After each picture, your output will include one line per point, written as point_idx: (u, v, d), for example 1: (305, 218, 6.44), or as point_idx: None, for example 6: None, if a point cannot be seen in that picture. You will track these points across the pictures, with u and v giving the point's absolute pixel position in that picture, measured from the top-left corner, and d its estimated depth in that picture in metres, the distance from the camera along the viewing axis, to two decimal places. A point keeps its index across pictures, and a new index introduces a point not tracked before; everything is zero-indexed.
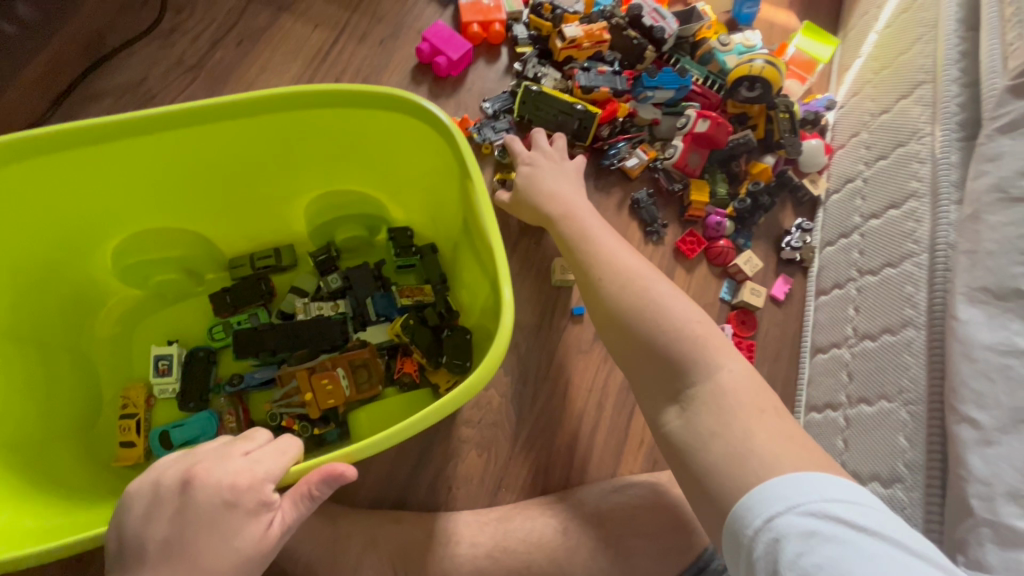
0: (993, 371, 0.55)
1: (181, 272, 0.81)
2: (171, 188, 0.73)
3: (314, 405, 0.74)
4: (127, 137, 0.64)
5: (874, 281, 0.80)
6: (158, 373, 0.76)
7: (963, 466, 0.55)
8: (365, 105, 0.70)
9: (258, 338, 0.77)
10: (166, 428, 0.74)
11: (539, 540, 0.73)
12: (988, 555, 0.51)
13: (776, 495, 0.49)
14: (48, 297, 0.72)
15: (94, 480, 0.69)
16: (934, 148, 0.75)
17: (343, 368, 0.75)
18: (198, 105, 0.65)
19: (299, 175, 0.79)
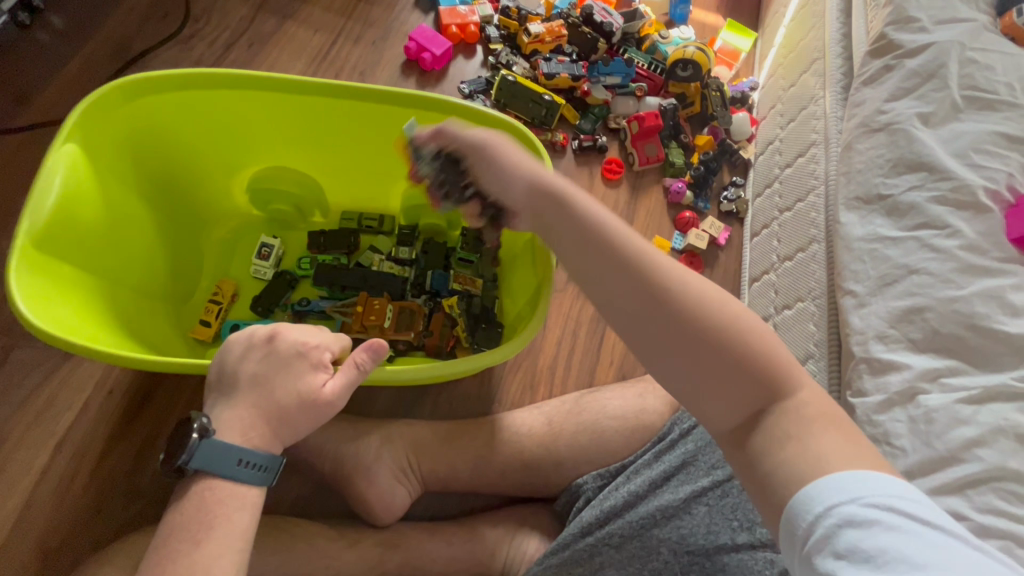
0: (865, 254, 0.73)
1: (293, 208, 0.95)
2: (294, 146, 0.88)
3: (357, 319, 0.83)
4: (286, 92, 0.80)
5: (789, 216, 0.98)
6: (259, 257, 0.92)
7: (848, 326, 0.72)
8: (482, 127, 0.82)
9: (334, 273, 0.89)
10: (238, 322, 0.88)
11: (528, 431, 0.83)
12: (866, 384, 0.68)
13: (838, 488, 0.46)
14: (183, 201, 0.88)
15: (173, 342, 0.83)
16: (826, 107, 0.95)
17: (394, 306, 0.85)
18: (345, 86, 0.79)
19: (406, 166, 0.91)
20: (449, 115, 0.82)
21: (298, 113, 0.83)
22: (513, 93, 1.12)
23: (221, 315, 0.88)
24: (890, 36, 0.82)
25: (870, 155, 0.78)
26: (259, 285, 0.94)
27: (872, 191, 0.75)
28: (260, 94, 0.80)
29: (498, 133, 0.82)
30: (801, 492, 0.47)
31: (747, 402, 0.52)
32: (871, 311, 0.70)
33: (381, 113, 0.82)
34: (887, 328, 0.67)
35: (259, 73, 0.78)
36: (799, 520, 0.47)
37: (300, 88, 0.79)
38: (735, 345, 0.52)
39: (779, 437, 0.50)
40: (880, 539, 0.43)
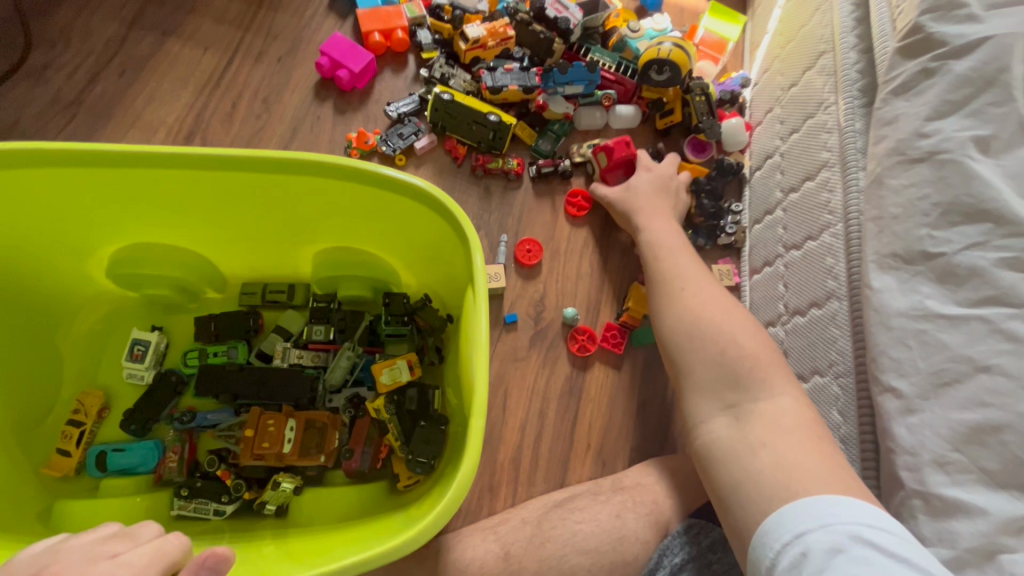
0: (909, 337, 0.54)
1: (173, 290, 0.75)
2: (159, 222, 0.68)
3: (247, 447, 0.64)
4: (121, 164, 0.59)
5: (798, 256, 0.79)
6: (131, 358, 0.72)
7: (890, 438, 0.54)
8: (392, 187, 0.62)
9: (223, 376, 0.70)
10: (105, 448, 0.69)
11: (480, 569, 0.65)
12: (921, 527, 0.50)
13: (807, 513, 0.49)
14: (18, 303, 0.68)
15: (17, 487, 0.64)
16: (839, 117, 0.75)
17: (297, 421, 0.66)
18: (198, 152, 0.58)
19: (309, 231, 0.71)
20: (346, 177, 0.62)
21: (149, 185, 0.62)
22: (452, 114, 0.91)
23: (85, 440, 0.69)
24: (928, 28, 0.61)
25: (909, 196, 0.58)
26: (138, 390, 0.74)
27: (915, 248, 0.56)
28: (89, 167, 0.59)
29: (414, 196, 0.62)
30: (772, 519, 0.51)
31: (725, 360, 0.63)
32: (924, 422, 0.51)
33: (256, 178, 0.62)
34: (948, 450, 0.49)
35: (78, 142, 0.58)
36: (769, 547, 0.49)
37: (142, 158, 0.59)
38: (739, 353, 0.63)
39: (751, 442, 0.57)
40: (843, 569, 0.44)
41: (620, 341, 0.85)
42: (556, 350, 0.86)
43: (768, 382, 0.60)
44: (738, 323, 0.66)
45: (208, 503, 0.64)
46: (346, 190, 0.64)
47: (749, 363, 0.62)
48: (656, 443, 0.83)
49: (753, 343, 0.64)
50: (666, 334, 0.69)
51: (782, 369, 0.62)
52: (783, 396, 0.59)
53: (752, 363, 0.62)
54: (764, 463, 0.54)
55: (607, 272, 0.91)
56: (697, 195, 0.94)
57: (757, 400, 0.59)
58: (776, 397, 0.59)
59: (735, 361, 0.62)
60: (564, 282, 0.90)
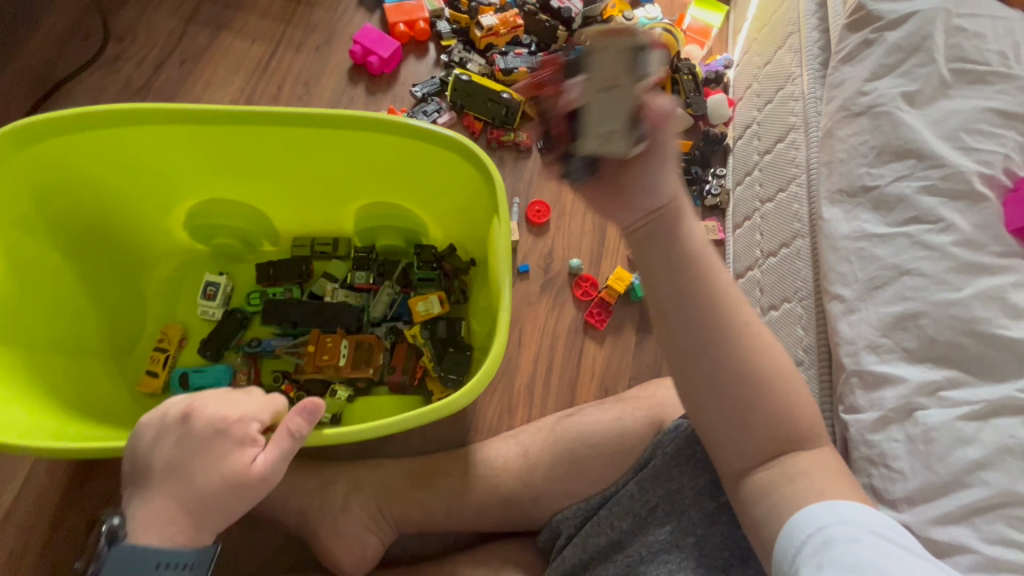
0: (851, 254, 0.67)
1: (237, 240, 0.88)
2: (231, 178, 0.81)
3: (309, 359, 0.78)
4: (208, 124, 0.72)
5: (771, 207, 0.91)
6: (205, 297, 0.85)
7: (837, 334, 0.66)
8: (428, 142, 0.75)
9: (283, 308, 0.82)
10: (187, 370, 0.82)
11: (504, 464, 0.77)
12: (858, 399, 0.62)
13: (829, 510, 0.52)
14: (114, 247, 0.81)
15: (116, 399, 0.77)
16: (804, 86, 0.88)
17: (349, 341, 0.79)
18: (271, 113, 0.72)
19: (354, 187, 0.84)
20: (389, 134, 0.75)
21: (227, 143, 0.76)
22: (470, 92, 1.03)
23: (169, 363, 0.82)
24: (869, 6, 0.74)
25: (853, 143, 0.71)
26: (208, 326, 0.87)
27: (857, 183, 0.69)
28: (181, 128, 0.73)
29: (446, 148, 0.75)
30: (795, 515, 0.53)
31: (766, 399, 0.55)
32: (861, 318, 0.64)
33: (316, 136, 0.75)
34: (879, 337, 0.62)
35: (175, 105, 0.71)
36: (792, 538, 0.52)
37: (224, 119, 0.72)
38: (784, 390, 0.56)
39: (788, 472, 0.55)
40: (866, 560, 0.48)
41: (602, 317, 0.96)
42: (563, 295, 0.99)
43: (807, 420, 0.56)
44: (769, 352, 0.57)
45: None
46: (390, 147, 0.77)
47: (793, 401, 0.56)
48: (652, 373, 0.95)
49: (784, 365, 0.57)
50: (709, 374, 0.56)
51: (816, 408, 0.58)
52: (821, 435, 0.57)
53: (790, 399, 0.56)
54: (798, 491, 0.54)
55: (607, 229, 1.04)
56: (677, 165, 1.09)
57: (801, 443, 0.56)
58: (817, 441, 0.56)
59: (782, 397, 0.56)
60: (570, 238, 1.03)
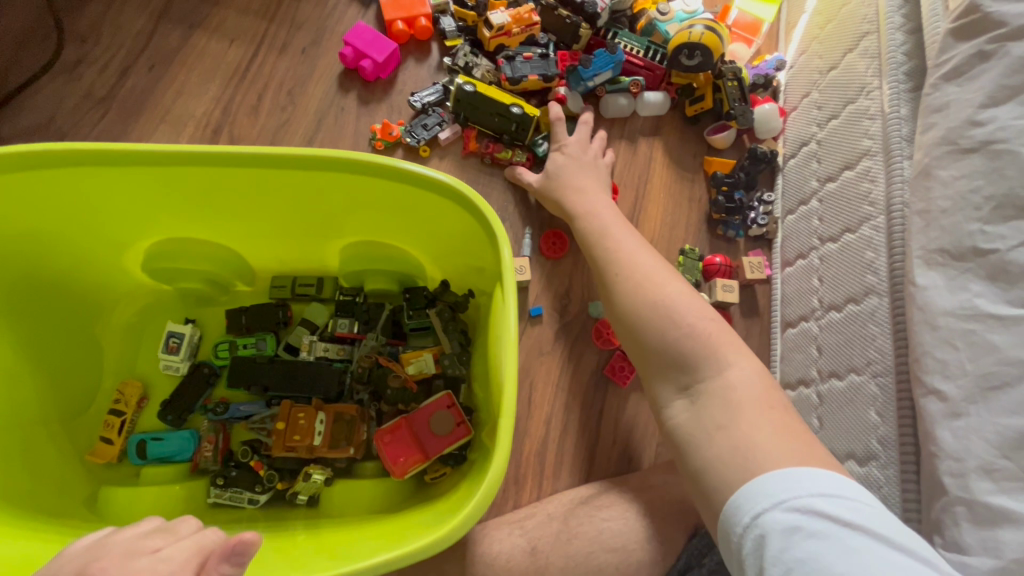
0: (957, 338, 0.52)
1: (205, 283, 0.76)
2: (192, 218, 0.69)
3: (279, 439, 0.65)
4: (156, 160, 0.60)
5: (834, 249, 0.76)
6: (167, 351, 0.74)
7: (933, 442, 0.52)
8: (419, 181, 0.61)
9: (252, 370, 0.71)
10: (144, 437, 0.71)
11: (507, 562, 0.65)
12: (964, 536, 0.48)
13: (764, 492, 0.49)
14: (61, 297, 0.70)
15: (62, 475, 0.67)
16: (883, 104, 0.71)
17: (325, 414, 0.67)
18: (231, 148, 0.59)
19: (337, 224, 0.71)
20: (371, 173, 0.62)
21: (181, 183, 0.63)
22: (475, 106, 0.89)
23: (126, 429, 0.72)
24: (986, 7, 0.57)
25: (959, 188, 0.55)
26: (173, 381, 0.76)
27: (964, 243, 0.53)
28: (123, 168, 0.60)
29: (441, 190, 0.62)
30: (734, 500, 0.50)
31: (677, 342, 0.61)
32: (970, 427, 0.49)
33: (286, 173, 0.62)
34: (995, 457, 0.47)
35: (116, 139, 0.59)
36: (732, 531, 0.49)
37: (172, 156, 0.60)
38: (688, 337, 0.61)
39: (707, 425, 0.57)
40: (806, 548, 0.44)
41: (626, 373, 0.82)
42: (581, 344, 0.85)
43: (725, 351, 0.59)
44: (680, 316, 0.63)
45: (243, 492, 0.66)
46: (374, 185, 0.63)
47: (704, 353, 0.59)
48: None
49: (694, 307, 0.64)
50: (628, 317, 0.67)
51: (738, 342, 0.61)
52: (738, 368, 0.58)
53: (700, 345, 0.60)
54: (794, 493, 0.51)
55: None
56: (717, 189, 0.92)
57: (710, 377, 0.59)
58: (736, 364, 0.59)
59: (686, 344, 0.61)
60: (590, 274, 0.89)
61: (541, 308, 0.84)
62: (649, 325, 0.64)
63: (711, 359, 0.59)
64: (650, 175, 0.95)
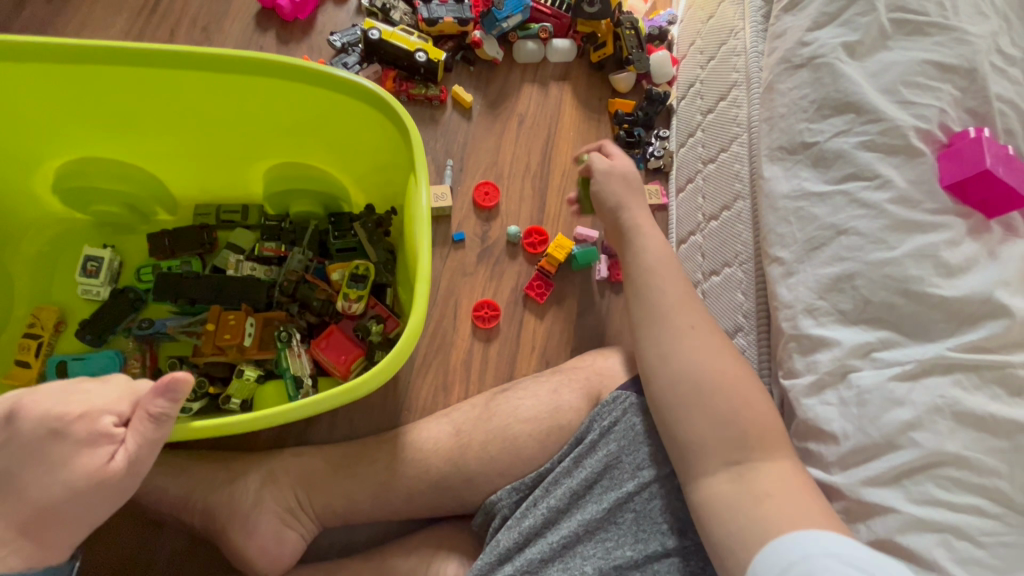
0: (791, 214, 0.64)
1: (123, 208, 0.76)
2: (103, 129, 0.70)
3: (209, 339, 0.69)
4: (68, 60, 0.61)
5: (713, 169, 0.88)
6: (85, 274, 0.73)
7: (774, 298, 0.64)
8: (337, 89, 0.66)
9: (179, 283, 0.73)
10: (65, 358, 0.71)
11: (435, 446, 0.72)
12: (795, 363, 0.60)
13: (822, 544, 0.47)
14: None
15: None
16: (746, 41, 0.83)
17: (255, 318, 0.71)
18: (145, 48, 0.61)
19: (259, 142, 0.74)
20: (286, 79, 0.65)
21: (88, 87, 0.65)
22: (383, 52, 0.95)
23: (44, 351, 0.71)
24: None
25: (793, 97, 0.67)
26: (93, 307, 0.76)
27: (796, 139, 0.66)
28: (25, 66, 0.61)
29: (356, 95, 0.66)
30: (785, 539, 0.49)
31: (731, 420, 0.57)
32: (799, 280, 0.61)
33: (204, 79, 0.65)
34: (815, 299, 0.60)
35: (22, 36, 0.60)
36: (776, 563, 0.48)
37: (77, 50, 0.61)
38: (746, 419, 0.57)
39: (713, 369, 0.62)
40: None
41: (539, 289, 0.90)
42: (501, 265, 0.93)
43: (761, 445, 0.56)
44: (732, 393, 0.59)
45: None
46: (293, 94, 0.67)
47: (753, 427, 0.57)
48: (593, 343, 0.92)
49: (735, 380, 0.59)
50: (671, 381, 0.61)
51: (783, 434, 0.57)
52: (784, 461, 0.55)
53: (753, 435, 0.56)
54: None
55: (548, 194, 0.99)
56: (619, 127, 1.03)
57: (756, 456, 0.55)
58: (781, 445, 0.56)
59: (701, 381, 0.60)
60: (510, 204, 0.97)
61: (463, 233, 0.91)
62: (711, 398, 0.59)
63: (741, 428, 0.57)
64: (561, 115, 1.04)
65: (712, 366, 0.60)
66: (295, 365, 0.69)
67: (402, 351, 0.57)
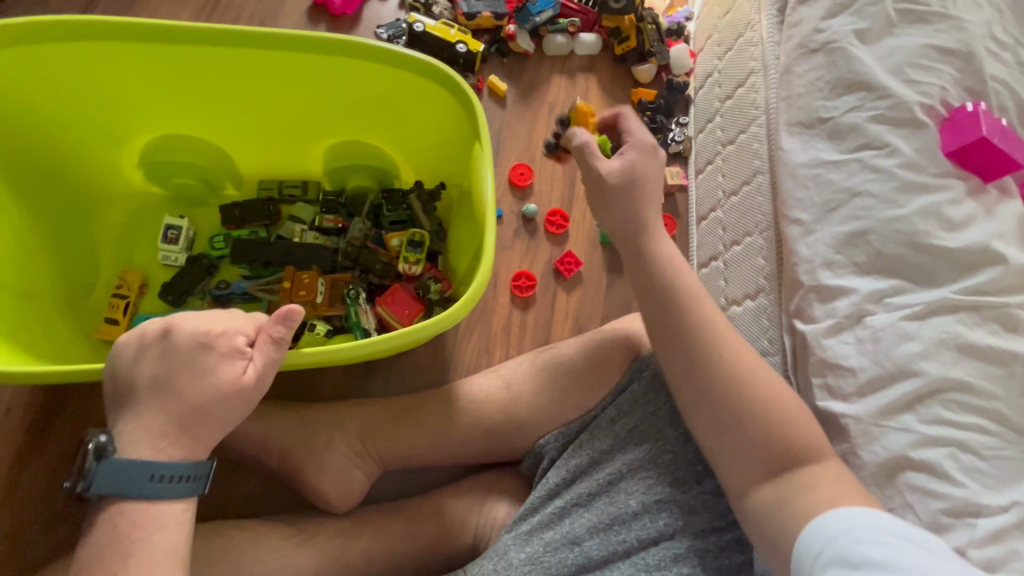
0: (809, 180, 0.71)
1: (198, 181, 0.84)
2: (188, 107, 0.78)
3: (285, 296, 0.76)
4: (168, 42, 0.69)
5: (732, 149, 0.96)
6: (165, 241, 0.80)
7: (795, 255, 0.71)
8: (402, 69, 0.73)
9: (252, 249, 0.80)
10: (150, 316, 0.78)
11: (488, 397, 0.79)
12: (815, 310, 0.68)
13: (849, 522, 0.50)
14: (62, 184, 0.76)
15: (73, 346, 0.73)
16: (763, 32, 0.91)
17: (326, 278, 0.77)
18: (237, 31, 0.69)
19: (324, 120, 0.82)
20: (358, 62, 0.74)
21: (182, 66, 0.73)
22: (427, 44, 1.03)
23: (130, 310, 0.78)
24: None
25: (810, 78, 0.75)
26: (170, 272, 0.83)
27: (813, 115, 0.74)
28: (131, 47, 0.69)
29: (420, 75, 0.74)
30: (813, 523, 0.51)
31: (773, 434, 0.56)
32: (818, 238, 0.69)
33: (284, 60, 0.73)
34: (833, 254, 0.67)
35: (130, 19, 0.67)
36: (812, 545, 0.50)
37: (176, 33, 0.69)
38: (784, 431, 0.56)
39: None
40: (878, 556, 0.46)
41: (571, 264, 0.98)
42: (536, 240, 1.01)
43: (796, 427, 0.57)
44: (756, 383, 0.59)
45: None
46: (361, 75, 0.75)
47: (772, 391, 0.58)
48: (621, 312, 0.99)
49: (775, 386, 0.59)
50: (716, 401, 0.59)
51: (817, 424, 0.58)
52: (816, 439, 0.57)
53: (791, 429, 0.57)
54: None
55: (577, 176, 1.06)
56: (643, 114, 1.11)
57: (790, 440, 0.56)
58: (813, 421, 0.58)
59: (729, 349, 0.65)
60: (542, 184, 1.04)
61: (501, 209, 0.99)
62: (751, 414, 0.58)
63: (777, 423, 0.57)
64: (587, 104, 1.12)
65: (733, 361, 0.60)
66: (363, 319, 0.76)
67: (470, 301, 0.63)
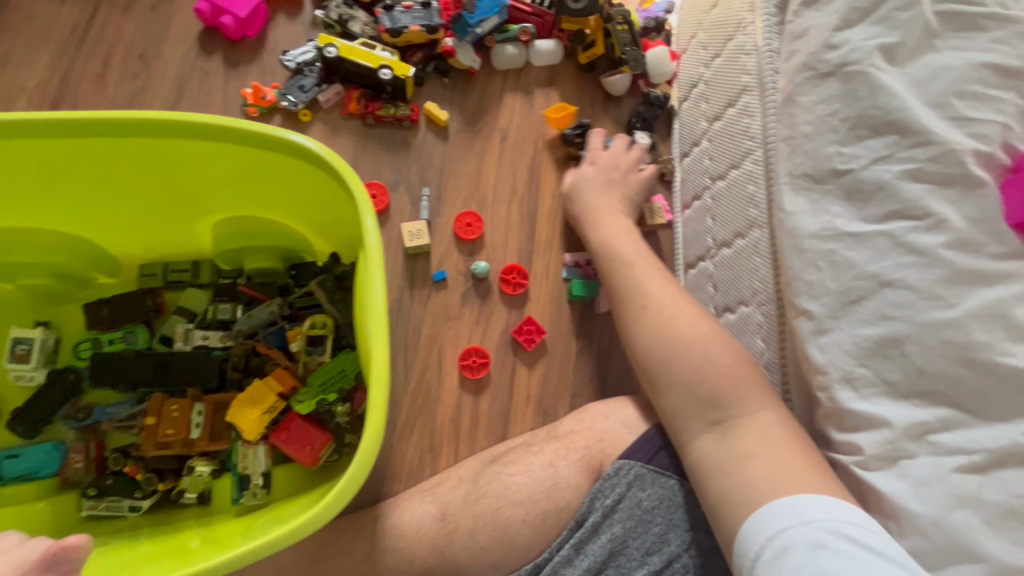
0: (820, 259, 0.53)
1: (53, 279, 0.68)
2: (19, 199, 0.61)
3: (150, 434, 0.62)
4: None
5: (723, 187, 0.77)
6: (13, 359, 0.65)
7: (805, 359, 0.54)
8: (276, 145, 0.57)
9: (120, 366, 0.64)
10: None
11: (418, 531, 0.64)
12: None
13: (793, 512, 0.48)
14: None
15: None
16: (757, 38, 0.71)
17: (204, 404, 0.64)
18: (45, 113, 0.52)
19: (198, 198, 0.65)
20: (221, 136, 0.57)
21: None
22: (345, 71, 0.84)
23: None
24: None
25: (819, 113, 0.56)
26: (27, 392, 0.68)
27: (824, 166, 0.55)
28: None
29: (301, 151, 0.58)
30: (753, 519, 0.50)
31: (693, 382, 0.59)
32: (833, 341, 0.51)
33: (122, 141, 0.56)
34: (855, 366, 0.50)
35: None
36: (751, 543, 0.49)
37: None
38: (713, 373, 0.59)
39: (737, 455, 0.54)
40: (823, 565, 0.44)
41: (531, 336, 0.81)
42: (489, 305, 0.83)
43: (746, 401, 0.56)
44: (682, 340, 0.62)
45: (122, 500, 0.61)
46: (227, 151, 0.59)
47: (694, 360, 0.60)
48: (594, 387, 0.83)
49: (707, 338, 0.61)
50: (652, 354, 0.63)
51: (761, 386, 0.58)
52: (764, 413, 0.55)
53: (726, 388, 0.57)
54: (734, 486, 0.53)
55: (538, 219, 0.88)
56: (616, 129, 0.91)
57: (741, 414, 0.56)
58: (755, 408, 0.56)
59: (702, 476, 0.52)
60: (495, 233, 0.86)
61: (444, 272, 0.82)
62: (669, 366, 0.61)
63: (670, 370, 0.61)
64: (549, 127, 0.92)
65: (662, 314, 0.64)
66: (246, 461, 0.62)
67: (368, 455, 0.50)
